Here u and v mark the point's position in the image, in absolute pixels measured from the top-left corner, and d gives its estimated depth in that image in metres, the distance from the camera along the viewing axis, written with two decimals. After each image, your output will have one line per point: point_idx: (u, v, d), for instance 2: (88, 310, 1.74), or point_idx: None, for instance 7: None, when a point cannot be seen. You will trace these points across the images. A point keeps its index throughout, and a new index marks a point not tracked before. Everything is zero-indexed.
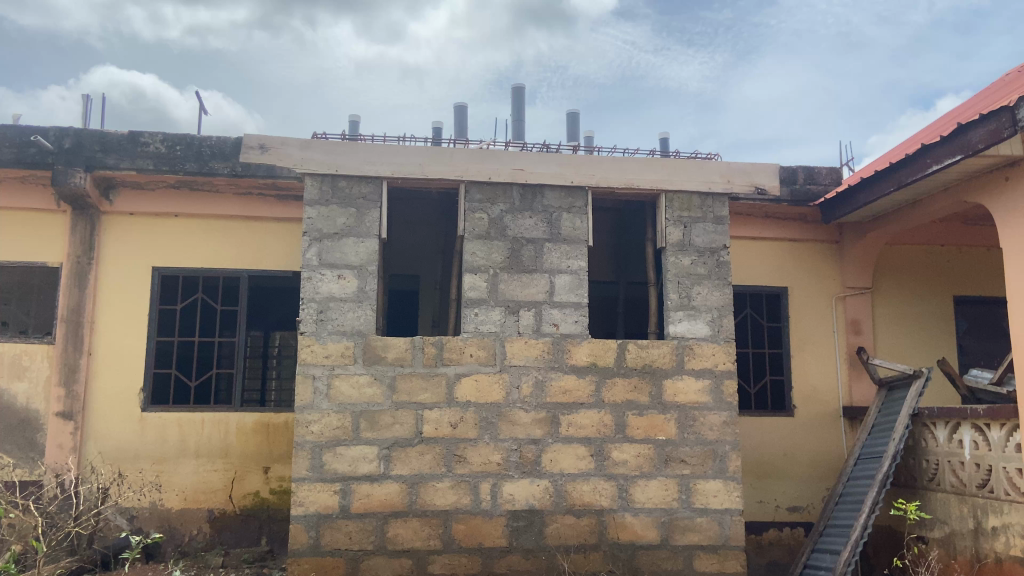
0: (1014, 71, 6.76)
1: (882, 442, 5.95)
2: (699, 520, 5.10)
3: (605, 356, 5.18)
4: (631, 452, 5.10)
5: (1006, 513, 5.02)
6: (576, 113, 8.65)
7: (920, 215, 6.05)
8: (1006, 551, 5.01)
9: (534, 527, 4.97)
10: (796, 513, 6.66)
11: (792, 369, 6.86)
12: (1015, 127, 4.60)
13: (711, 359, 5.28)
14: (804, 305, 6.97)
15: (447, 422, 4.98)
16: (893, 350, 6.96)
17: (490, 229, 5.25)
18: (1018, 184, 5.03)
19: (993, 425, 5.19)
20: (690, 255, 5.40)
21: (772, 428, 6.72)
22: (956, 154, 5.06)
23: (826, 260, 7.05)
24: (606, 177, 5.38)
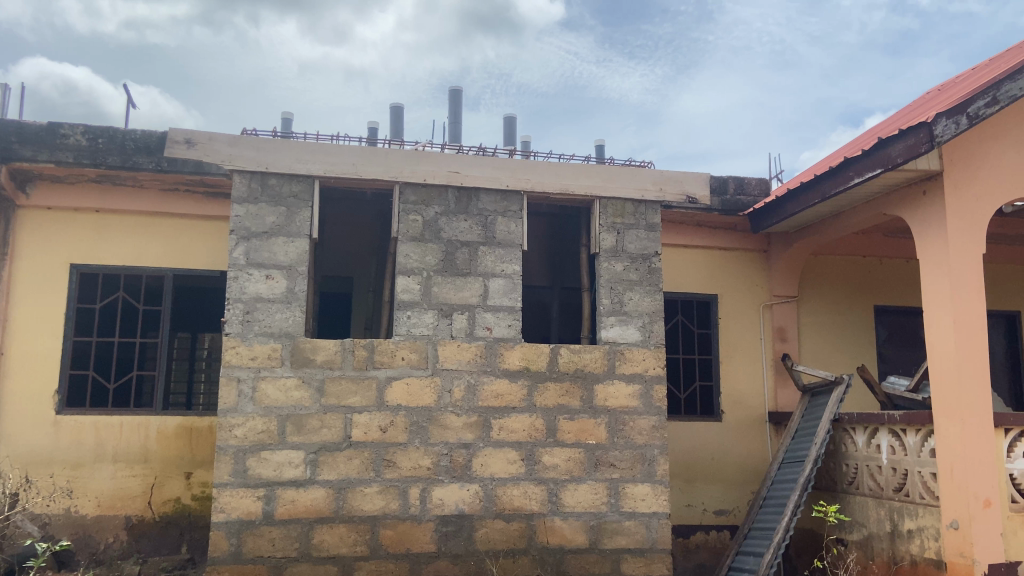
0: (932, 91, 7.10)
1: (804, 446, 6.13)
2: (627, 523, 5.15)
3: (538, 360, 5.19)
4: (561, 456, 5.12)
5: (921, 516, 5.21)
6: (513, 117, 8.65)
7: (843, 226, 6.26)
8: (921, 553, 5.20)
9: (462, 532, 4.93)
10: (722, 516, 6.79)
11: (720, 375, 7.00)
12: (932, 143, 4.83)
13: (642, 364, 5.34)
14: (732, 312, 7.12)
15: (377, 426, 4.91)
16: (816, 356, 7.18)
17: (424, 231, 5.21)
18: (933, 198, 5.26)
19: (909, 430, 5.41)
20: (623, 261, 5.47)
21: (700, 434, 6.85)
22: (877, 168, 5.25)
23: (754, 269, 7.23)
24: (542, 182, 5.40)
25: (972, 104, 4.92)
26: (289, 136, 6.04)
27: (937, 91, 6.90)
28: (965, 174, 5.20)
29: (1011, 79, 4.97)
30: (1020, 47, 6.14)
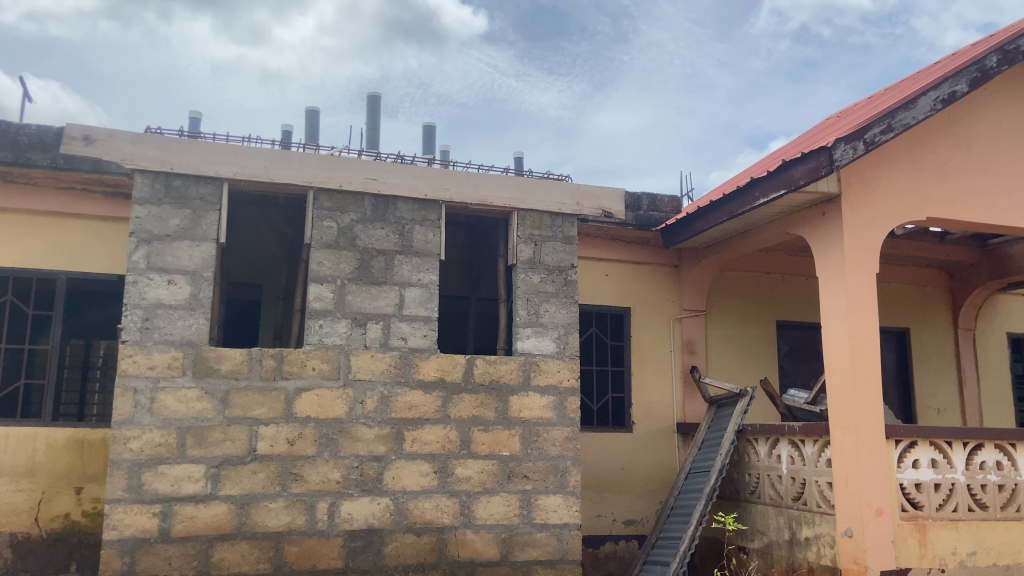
0: (833, 117, 7.50)
1: (710, 456, 6.31)
2: (538, 535, 5.16)
3: (453, 371, 5.14)
4: (474, 468, 5.09)
5: (818, 524, 5.43)
6: (431, 126, 8.59)
7: (748, 244, 6.48)
8: (817, 560, 5.41)
9: (372, 547, 4.83)
10: (631, 526, 6.90)
11: (632, 387, 7.12)
12: (831, 166, 5.07)
13: (557, 375, 5.38)
14: (645, 325, 7.27)
15: (284, 438, 4.75)
16: (722, 369, 7.40)
17: (339, 238, 5.10)
18: (832, 219, 5.51)
19: (807, 441, 5.64)
20: (540, 273, 5.50)
21: (611, 445, 6.94)
22: (781, 189, 5.47)
23: (665, 283, 7.40)
24: (460, 192, 5.38)
25: (869, 130, 5.19)
26: (198, 135, 5.80)
27: (838, 117, 7.26)
28: (861, 196, 5.47)
29: (905, 108, 5.26)
30: (912, 79, 6.53)
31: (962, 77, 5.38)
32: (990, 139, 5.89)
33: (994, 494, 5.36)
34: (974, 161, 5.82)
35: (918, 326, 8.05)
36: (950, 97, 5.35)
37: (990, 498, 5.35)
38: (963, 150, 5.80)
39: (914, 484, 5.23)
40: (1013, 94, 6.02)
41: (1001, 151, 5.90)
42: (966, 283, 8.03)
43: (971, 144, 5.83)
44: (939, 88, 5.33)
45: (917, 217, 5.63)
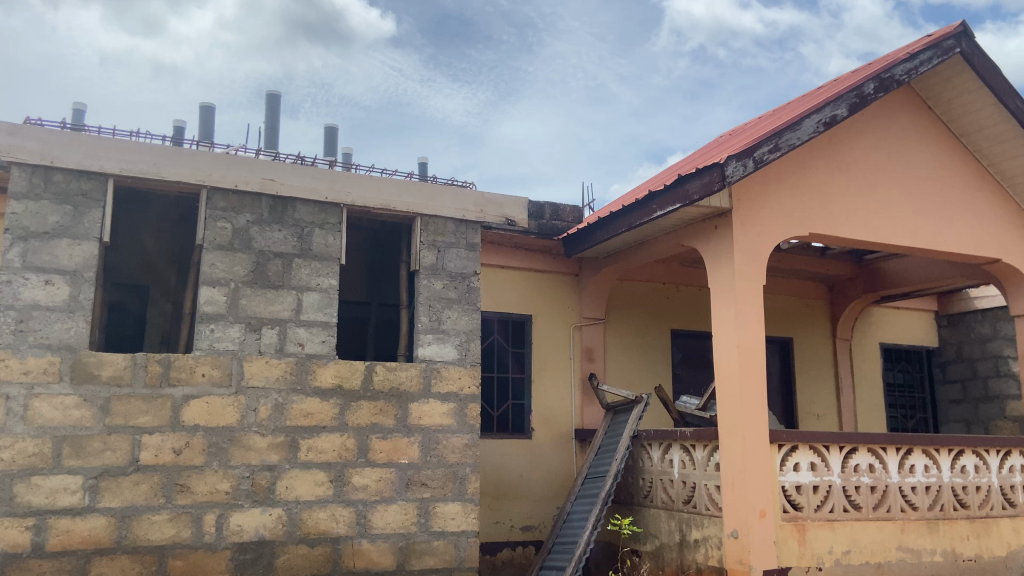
0: (726, 136, 7.86)
1: (606, 462, 6.45)
2: (435, 543, 5.12)
3: (351, 378, 5.05)
4: (371, 477, 5.01)
5: (706, 526, 5.63)
6: (334, 128, 8.42)
7: (646, 255, 6.68)
8: (705, 560, 5.61)
9: (263, 559, 4.67)
10: (528, 532, 6.96)
11: (531, 394, 7.19)
12: (723, 182, 5.31)
13: (457, 382, 5.37)
14: (545, 332, 7.36)
15: (169, 448, 4.54)
16: (619, 375, 7.59)
17: (233, 239, 4.93)
18: (723, 232, 5.76)
19: (697, 446, 5.85)
20: (442, 279, 5.49)
21: (510, 451, 6.99)
22: (676, 203, 5.67)
23: (566, 292, 7.52)
24: (362, 196, 5.30)
25: (758, 149, 5.46)
26: (80, 127, 5.47)
27: (730, 136, 7.62)
28: (750, 212, 5.75)
29: (790, 129, 5.57)
30: (799, 101, 6.91)
31: (842, 102, 5.74)
32: (867, 162, 6.31)
33: (867, 495, 5.71)
34: (852, 182, 6.21)
35: (801, 336, 8.51)
36: (831, 121, 5.70)
37: (863, 498, 5.70)
38: (842, 171, 6.18)
39: (794, 486, 5.51)
40: (887, 120, 6.47)
41: (877, 174, 6.33)
42: (844, 295, 8.56)
43: (849, 166, 6.23)
44: (821, 111, 5.67)
45: (801, 232, 5.95)
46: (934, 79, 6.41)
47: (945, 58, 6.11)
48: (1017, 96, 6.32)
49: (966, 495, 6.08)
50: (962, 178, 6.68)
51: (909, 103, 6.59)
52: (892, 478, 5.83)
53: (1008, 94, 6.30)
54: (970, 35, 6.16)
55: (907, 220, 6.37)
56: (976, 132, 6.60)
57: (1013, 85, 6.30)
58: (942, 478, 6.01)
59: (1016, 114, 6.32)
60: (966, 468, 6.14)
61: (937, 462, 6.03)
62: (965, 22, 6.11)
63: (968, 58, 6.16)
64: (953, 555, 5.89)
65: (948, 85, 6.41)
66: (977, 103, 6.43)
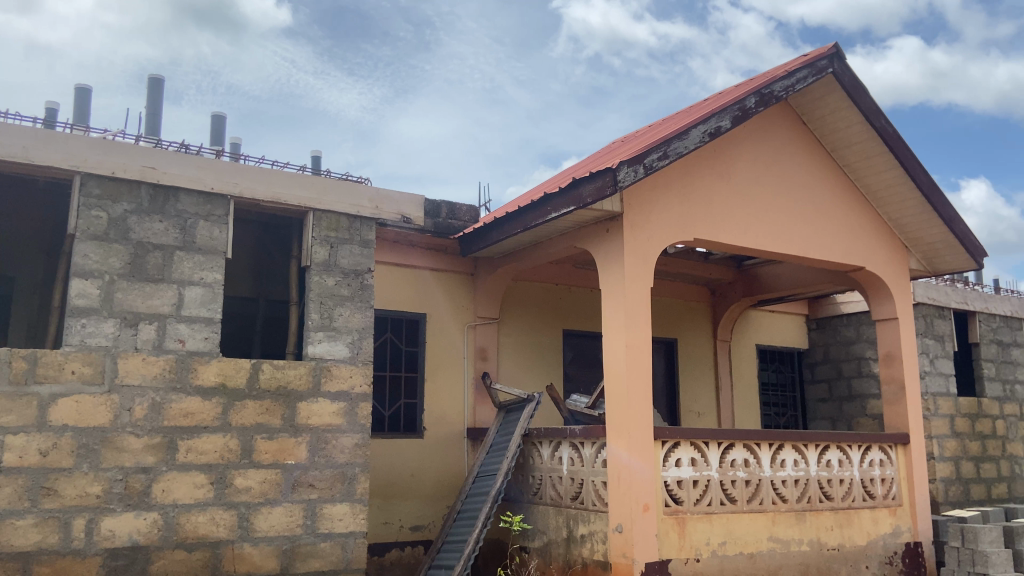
0: (619, 142, 8.10)
1: (497, 460, 6.51)
2: (322, 545, 5.02)
3: (236, 377, 4.88)
4: (255, 479, 4.86)
5: (592, 522, 5.77)
6: (221, 116, 8.05)
7: (539, 256, 6.78)
8: (591, 555, 5.74)
9: (136, 566, 4.48)
10: (418, 532, 6.92)
11: (424, 393, 7.15)
12: (615, 187, 5.47)
13: (348, 381, 5.28)
14: (439, 331, 7.34)
15: (35, 449, 4.30)
16: (512, 375, 7.66)
17: (109, 230, 4.68)
18: (614, 236, 5.93)
19: (586, 443, 5.99)
20: (335, 276, 5.40)
21: (401, 451, 6.93)
22: (570, 205, 5.79)
23: (461, 291, 7.52)
24: (252, 188, 5.15)
25: (648, 156, 5.64)
26: None
27: (623, 143, 7.84)
28: (640, 217, 5.94)
29: (678, 138, 5.79)
30: (686, 112, 7.20)
31: (725, 115, 6.03)
32: (747, 173, 6.65)
33: (742, 488, 6.02)
34: (734, 191, 6.53)
35: (685, 337, 8.87)
36: (716, 132, 5.98)
37: (738, 492, 6.00)
38: (725, 180, 6.49)
39: (676, 481, 5.73)
40: (767, 134, 6.84)
41: (757, 184, 6.68)
42: (724, 299, 8.98)
43: (731, 175, 6.55)
44: (706, 123, 5.93)
45: (686, 237, 6.19)
46: (809, 97, 6.83)
47: (819, 77, 6.52)
48: (882, 116, 6.80)
49: (831, 487, 6.50)
50: (832, 192, 7.15)
51: (787, 118, 6.99)
52: (765, 472, 6.17)
53: (874, 113, 6.76)
54: (842, 56, 6.60)
55: (782, 228, 6.76)
56: (846, 147, 7.06)
57: (878, 105, 6.78)
58: (810, 472, 6.40)
59: (881, 133, 6.80)
60: (831, 462, 6.56)
61: (805, 456, 6.42)
62: (838, 44, 6.54)
63: (839, 78, 6.60)
64: (818, 544, 6.28)
65: (821, 102, 6.83)
66: (847, 121, 6.88)
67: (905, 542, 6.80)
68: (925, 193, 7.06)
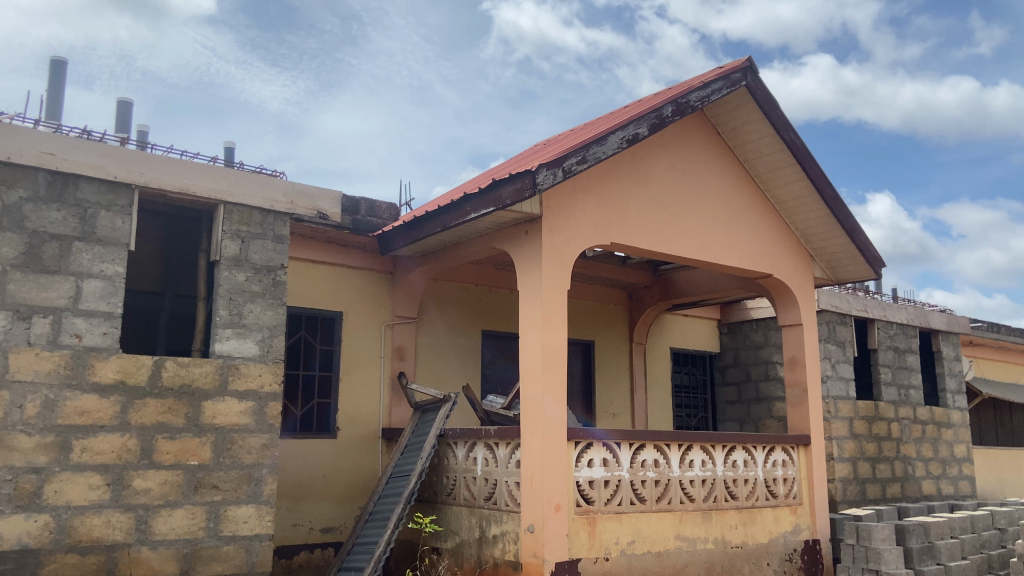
0: (542, 144, 8.18)
1: (411, 460, 6.46)
2: (225, 548, 4.90)
3: (136, 374, 4.74)
4: (155, 480, 4.73)
5: (504, 522, 5.79)
6: (128, 103, 7.70)
7: (459, 256, 6.76)
8: (502, 555, 5.76)
9: (24, 570, 4.30)
10: (328, 534, 6.79)
11: (338, 393, 7.02)
12: (534, 189, 5.50)
13: (257, 380, 5.16)
14: (355, 330, 7.21)
15: None
16: (429, 375, 7.61)
17: (2, 217, 4.47)
18: (533, 238, 5.97)
19: (500, 444, 6.01)
20: (246, 271, 5.27)
21: (312, 451, 6.79)
22: (489, 206, 5.79)
23: (379, 289, 7.42)
24: (158, 178, 5.00)
25: (567, 160, 5.70)
26: None
27: (545, 145, 7.92)
28: (558, 219, 6.01)
29: (597, 143, 5.87)
30: (606, 117, 7.31)
31: (643, 122, 6.16)
32: (664, 180, 6.80)
33: (651, 488, 6.15)
34: (650, 196, 6.68)
35: (602, 339, 9.01)
36: (633, 138, 6.09)
37: (648, 491, 6.13)
38: (642, 185, 6.63)
39: (588, 482, 5.81)
40: (683, 142, 7.01)
41: (672, 190, 6.85)
42: (641, 302, 9.17)
43: (648, 180, 6.69)
44: (625, 129, 6.04)
45: (604, 241, 6.29)
46: (723, 108, 7.05)
47: (733, 89, 6.73)
48: (792, 129, 7.06)
49: (736, 487, 6.71)
50: (743, 201, 7.40)
51: (702, 127, 7.19)
52: (674, 472, 6.32)
53: (784, 126, 7.02)
54: (755, 70, 6.83)
55: (696, 234, 6.95)
56: (757, 158, 7.32)
57: (788, 118, 7.04)
58: (716, 472, 6.59)
59: (790, 145, 7.07)
60: (737, 462, 6.78)
61: (712, 457, 6.61)
62: (751, 58, 6.76)
63: (753, 91, 6.83)
64: (722, 542, 6.48)
65: (735, 114, 7.06)
66: (759, 133, 7.12)
67: (804, 540, 7.09)
68: (829, 205, 7.37)
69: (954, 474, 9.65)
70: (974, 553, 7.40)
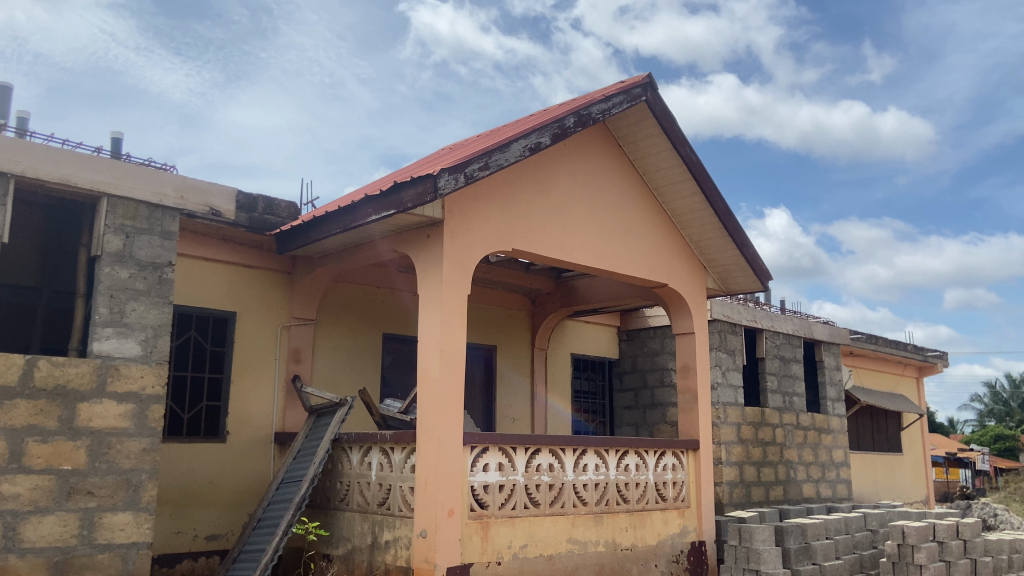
0: (446, 149, 8.19)
1: (303, 466, 6.32)
2: (99, 557, 4.67)
3: (6, 373, 4.48)
4: (24, 485, 4.47)
5: (397, 527, 5.75)
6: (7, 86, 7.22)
7: (359, 257, 6.67)
8: (393, 561, 5.71)
9: None
10: (214, 541, 6.57)
11: (229, 395, 6.80)
12: (435, 194, 5.49)
13: (138, 381, 4.94)
14: (249, 331, 7.01)
15: None
16: (326, 378, 7.48)
17: None
18: (434, 242, 5.95)
19: (396, 448, 5.96)
20: (129, 268, 5.04)
21: (199, 456, 6.56)
22: (390, 209, 5.73)
23: (275, 290, 7.23)
24: (36, 167, 4.76)
25: (469, 165, 5.72)
26: None
27: (450, 150, 7.92)
28: (460, 225, 6.02)
29: (499, 150, 5.92)
30: (512, 125, 7.37)
31: (545, 132, 6.25)
32: (565, 188, 6.92)
33: (545, 492, 6.23)
34: (552, 204, 6.78)
35: (503, 344, 9.07)
36: (535, 147, 6.18)
37: (542, 495, 6.21)
38: (543, 193, 6.72)
39: (482, 486, 5.83)
40: (584, 152, 7.15)
41: (573, 199, 6.97)
42: (543, 308, 9.29)
43: (550, 189, 6.79)
44: (527, 138, 6.11)
45: (505, 247, 6.34)
46: (624, 122, 7.24)
47: (633, 104, 6.93)
48: (688, 145, 7.32)
49: (627, 490, 6.89)
50: (642, 212, 7.62)
51: (604, 139, 7.36)
52: (568, 476, 6.42)
53: (680, 142, 7.27)
54: (654, 86, 7.06)
55: (595, 243, 7.10)
56: (655, 171, 7.56)
57: (685, 135, 7.30)
58: (609, 476, 6.75)
59: (686, 160, 7.32)
60: (629, 466, 6.96)
61: (605, 461, 6.77)
62: (650, 74, 6.98)
63: (651, 106, 7.05)
64: (613, 544, 6.64)
65: (635, 127, 7.27)
66: (657, 147, 7.36)
67: (691, 541, 7.35)
68: (722, 219, 7.67)
69: (832, 478, 10.20)
70: (848, 552, 7.85)
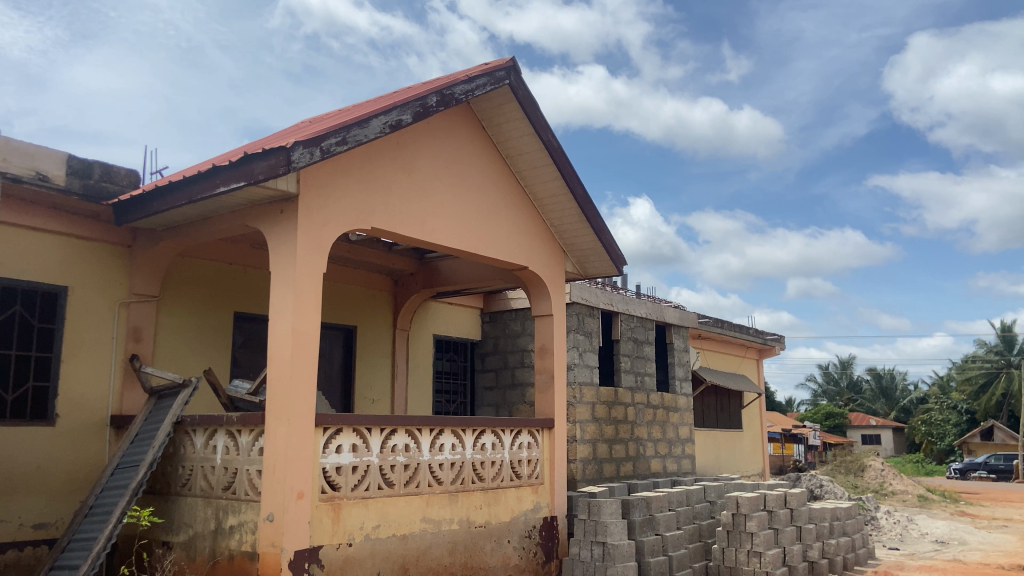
0: (307, 122, 7.96)
1: (141, 450, 5.97)
2: None
3: None
4: None
5: (243, 512, 5.55)
6: None
7: (208, 231, 6.34)
8: (238, 547, 5.51)
9: None
10: (41, 530, 6.09)
11: (60, 375, 6.31)
12: (288, 167, 5.29)
13: None
14: (84, 307, 6.51)
15: None
16: (168, 358, 7.08)
17: None
18: (289, 218, 5.75)
19: (243, 431, 5.74)
20: None
21: (24, 440, 6.05)
22: (240, 180, 5.47)
23: (114, 264, 6.76)
24: None
25: (326, 140, 5.55)
26: None
27: (308, 123, 7.68)
28: (316, 200, 5.84)
29: (358, 126, 5.78)
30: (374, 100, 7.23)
31: (406, 109, 6.17)
32: (428, 168, 6.88)
33: (400, 473, 6.20)
34: (414, 182, 6.72)
35: (364, 325, 8.92)
36: (396, 124, 6.08)
37: (396, 476, 6.17)
38: (405, 172, 6.65)
39: (334, 468, 5.73)
40: (447, 132, 7.13)
41: (435, 179, 6.94)
42: (405, 288, 9.23)
43: (413, 167, 6.73)
44: (387, 114, 6.01)
45: (364, 225, 6.23)
46: (488, 103, 7.27)
47: (496, 86, 6.98)
48: (549, 130, 7.45)
49: (483, 468, 6.98)
50: (504, 194, 7.70)
51: (467, 121, 7.36)
52: (423, 456, 6.42)
53: (542, 127, 7.40)
54: (517, 70, 7.12)
55: (457, 223, 7.11)
56: (518, 155, 7.65)
57: (547, 120, 7.42)
58: (465, 455, 6.81)
59: (547, 145, 7.45)
60: (485, 445, 7.05)
61: (461, 441, 6.81)
62: (514, 58, 7.04)
63: (514, 90, 7.13)
64: (467, 522, 6.72)
65: (499, 110, 7.32)
66: (519, 131, 7.44)
67: (543, 516, 7.56)
68: (580, 204, 7.88)
69: (678, 454, 10.78)
70: (688, 523, 8.34)
